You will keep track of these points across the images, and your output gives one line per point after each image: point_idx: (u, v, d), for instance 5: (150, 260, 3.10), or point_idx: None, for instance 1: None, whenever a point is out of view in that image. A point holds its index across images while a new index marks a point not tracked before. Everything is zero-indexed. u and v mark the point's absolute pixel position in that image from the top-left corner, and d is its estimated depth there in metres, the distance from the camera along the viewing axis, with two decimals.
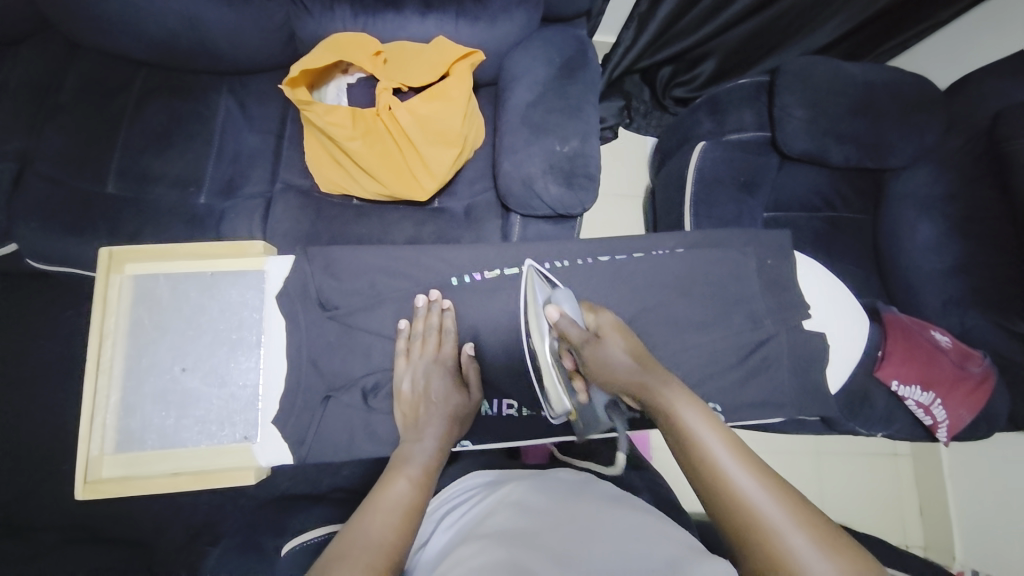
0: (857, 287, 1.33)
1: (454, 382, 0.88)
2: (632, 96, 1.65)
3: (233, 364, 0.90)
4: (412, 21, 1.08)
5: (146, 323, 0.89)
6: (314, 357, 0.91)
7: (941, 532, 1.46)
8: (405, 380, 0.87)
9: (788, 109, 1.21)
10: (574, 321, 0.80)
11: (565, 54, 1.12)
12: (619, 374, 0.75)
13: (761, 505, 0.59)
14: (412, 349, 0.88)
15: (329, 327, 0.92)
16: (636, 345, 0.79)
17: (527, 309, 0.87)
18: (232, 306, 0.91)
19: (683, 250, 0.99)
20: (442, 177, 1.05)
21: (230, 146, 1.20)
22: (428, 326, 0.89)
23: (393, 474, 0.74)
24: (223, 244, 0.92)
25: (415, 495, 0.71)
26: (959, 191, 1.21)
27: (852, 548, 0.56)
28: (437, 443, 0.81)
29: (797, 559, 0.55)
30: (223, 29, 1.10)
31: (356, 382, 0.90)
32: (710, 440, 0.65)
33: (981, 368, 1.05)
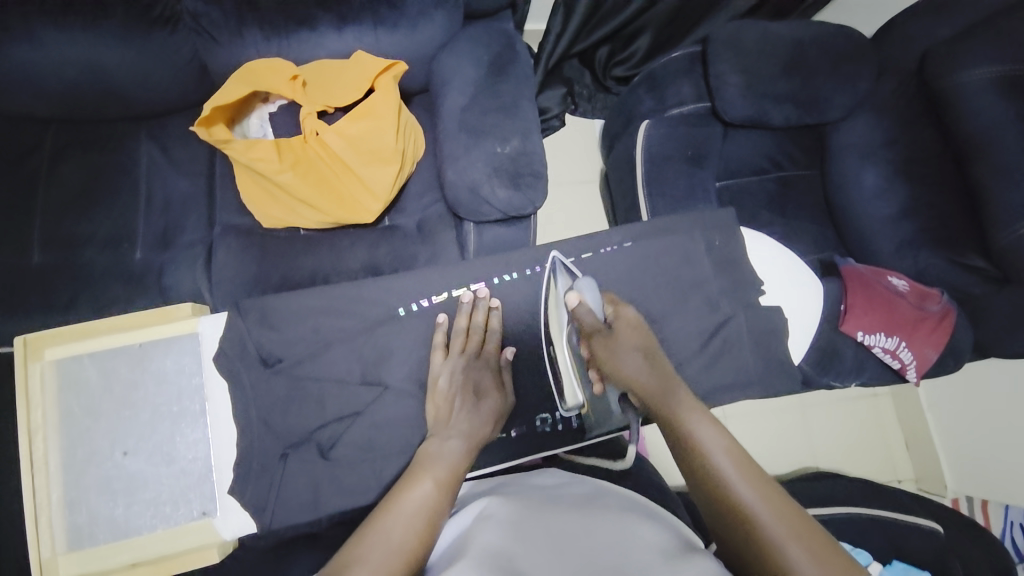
0: (816, 242, 1.35)
1: (495, 380, 0.86)
2: (573, 80, 1.60)
3: (178, 438, 0.87)
4: (329, 37, 1.04)
5: (77, 410, 0.86)
6: (264, 415, 0.87)
7: (929, 463, 1.52)
8: (442, 376, 0.83)
9: (723, 77, 1.21)
10: (592, 311, 0.82)
11: (493, 50, 1.09)
12: (632, 371, 0.77)
13: (762, 518, 0.60)
14: (452, 344, 0.86)
15: (278, 378, 0.88)
16: (647, 342, 0.81)
17: (547, 294, 0.93)
18: (168, 377, 0.88)
19: (631, 243, 0.98)
20: (386, 197, 1.01)
21: (159, 195, 1.13)
22: (475, 322, 0.88)
23: (419, 474, 0.71)
24: (149, 312, 0.90)
25: (439, 497, 0.67)
26: (897, 135, 1.24)
27: (855, 569, 0.55)
28: (467, 442, 0.76)
29: (789, 568, 0.55)
30: (130, 73, 1.03)
31: (312, 439, 0.87)
32: (718, 453, 0.66)
33: (941, 305, 1.08)
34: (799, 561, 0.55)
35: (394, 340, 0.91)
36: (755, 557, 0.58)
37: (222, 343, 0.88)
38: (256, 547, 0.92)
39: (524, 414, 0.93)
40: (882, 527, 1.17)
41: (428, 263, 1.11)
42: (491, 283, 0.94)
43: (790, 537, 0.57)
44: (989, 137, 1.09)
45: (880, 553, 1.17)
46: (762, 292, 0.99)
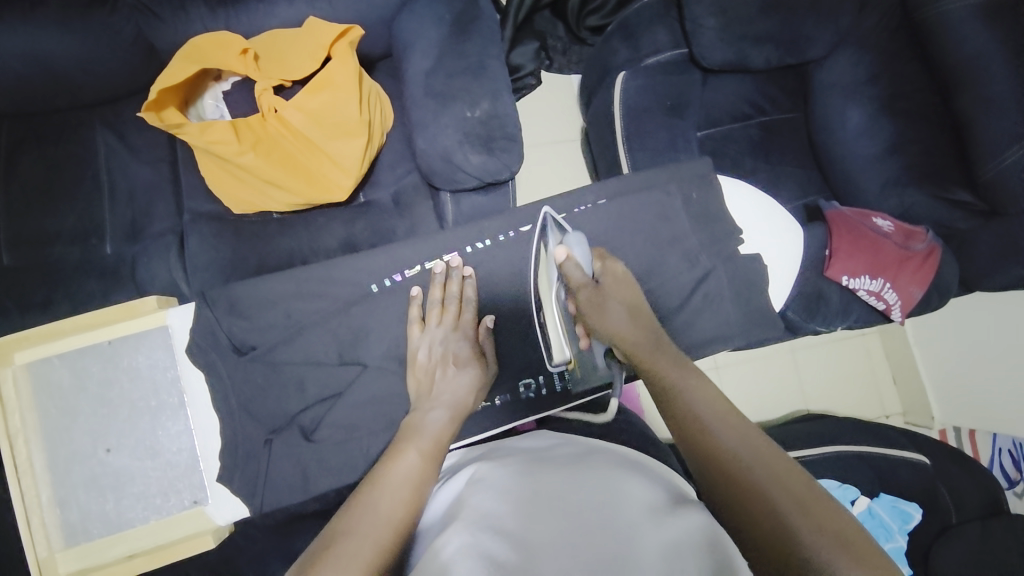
0: (802, 186, 1.33)
1: (471, 350, 0.86)
2: (546, 34, 1.54)
3: (160, 432, 0.88)
4: (280, 4, 0.98)
5: (54, 412, 0.87)
6: (246, 404, 0.87)
7: (917, 397, 1.55)
8: (420, 348, 0.85)
9: (699, 20, 1.16)
10: (581, 266, 0.82)
11: (455, 7, 1.03)
12: (617, 325, 0.82)
13: (747, 465, 0.61)
14: (429, 316, 0.87)
15: (255, 368, 0.88)
16: (634, 298, 0.85)
17: (540, 255, 0.91)
18: (141, 373, 0.89)
19: (605, 202, 0.96)
20: (357, 172, 0.97)
21: (122, 185, 1.07)
22: (450, 293, 0.88)
23: (403, 447, 0.72)
24: (112, 308, 0.89)
25: (424, 469, 0.69)
26: (881, 69, 1.19)
27: (836, 511, 0.56)
28: (450, 414, 0.78)
29: (770, 506, 0.57)
30: (72, 56, 0.97)
31: (294, 422, 0.87)
32: (702, 410, 0.69)
33: (925, 244, 1.07)
34: (780, 501, 0.57)
35: (379, 318, 0.90)
36: (736, 501, 0.59)
37: (191, 332, 0.88)
38: (264, 527, 0.94)
39: (510, 380, 0.93)
40: (868, 463, 1.23)
41: (408, 237, 1.08)
42: (464, 253, 0.93)
43: (771, 481, 0.59)
44: (980, 64, 1.07)
45: (867, 486, 1.22)
46: (740, 243, 0.98)
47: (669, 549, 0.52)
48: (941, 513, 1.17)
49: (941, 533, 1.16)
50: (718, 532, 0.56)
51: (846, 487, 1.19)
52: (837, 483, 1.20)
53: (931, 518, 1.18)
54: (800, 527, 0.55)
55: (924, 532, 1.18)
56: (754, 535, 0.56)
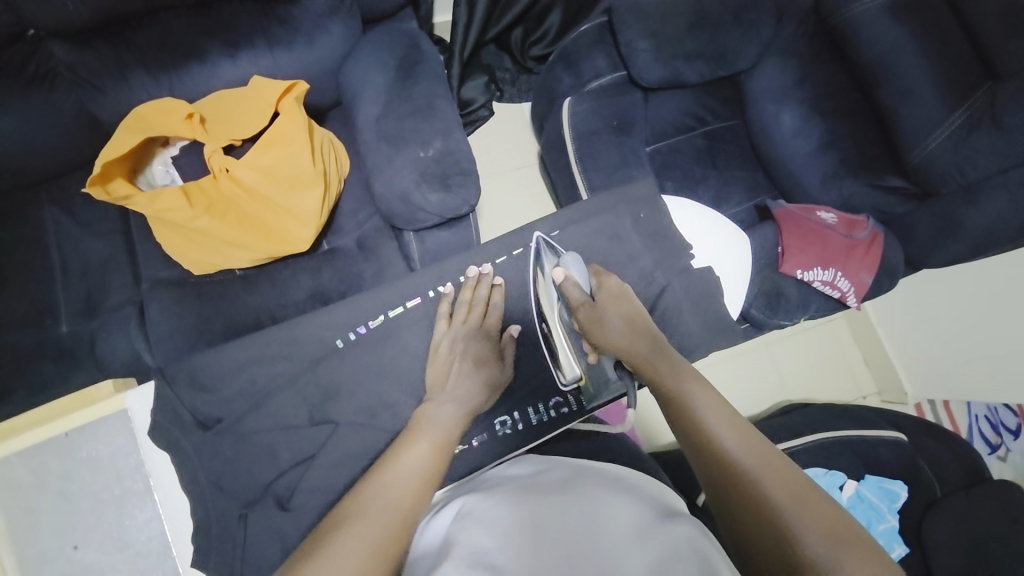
0: (750, 189, 1.39)
1: (490, 352, 0.87)
2: (493, 67, 1.59)
3: (129, 516, 0.93)
4: (224, 66, 0.99)
5: (24, 508, 0.92)
6: (215, 478, 0.85)
7: (888, 375, 1.62)
8: (443, 342, 0.86)
9: (632, 45, 1.22)
10: (578, 285, 0.87)
11: (398, 53, 1.06)
12: (616, 339, 0.82)
13: (756, 477, 0.61)
14: (456, 314, 0.89)
15: (223, 439, 0.86)
16: (631, 309, 0.85)
17: (537, 281, 0.94)
18: (106, 461, 0.94)
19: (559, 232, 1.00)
20: (317, 222, 0.98)
21: (75, 261, 1.04)
22: (478, 296, 0.90)
23: (415, 437, 0.74)
24: (65, 399, 0.91)
25: (435, 462, 0.71)
26: (806, 74, 1.27)
27: (832, 508, 0.58)
28: (464, 410, 0.79)
29: (771, 506, 0.58)
30: (10, 137, 0.95)
31: (268, 491, 0.84)
32: (702, 409, 0.69)
33: (868, 231, 1.14)
34: (791, 516, 0.57)
35: (352, 367, 0.89)
36: (748, 517, 0.59)
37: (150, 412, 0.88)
38: None
39: (485, 418, 0.92)
40: (850, 447, 1.26)
41: (376, 280, 1.08)
42: (427, 296, 0.94)
43: (783, 495, 0.59)
44: (888, 63, 1.16)
45: (851, 470, 1.24)
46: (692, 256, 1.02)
47: (655, 570, 0.53)
48: (926, 488, 1.22)
49: (929, 507, 1.19)
50: (704, 546, 0.58)
51: (834, 474, 1.21)
52: (824, 471, 1.22)
53: (918, 494, 1.22)
54: (812, 540, 0.55)
55: (913, 510, 1.21)
56: (766, 553, 0.56)
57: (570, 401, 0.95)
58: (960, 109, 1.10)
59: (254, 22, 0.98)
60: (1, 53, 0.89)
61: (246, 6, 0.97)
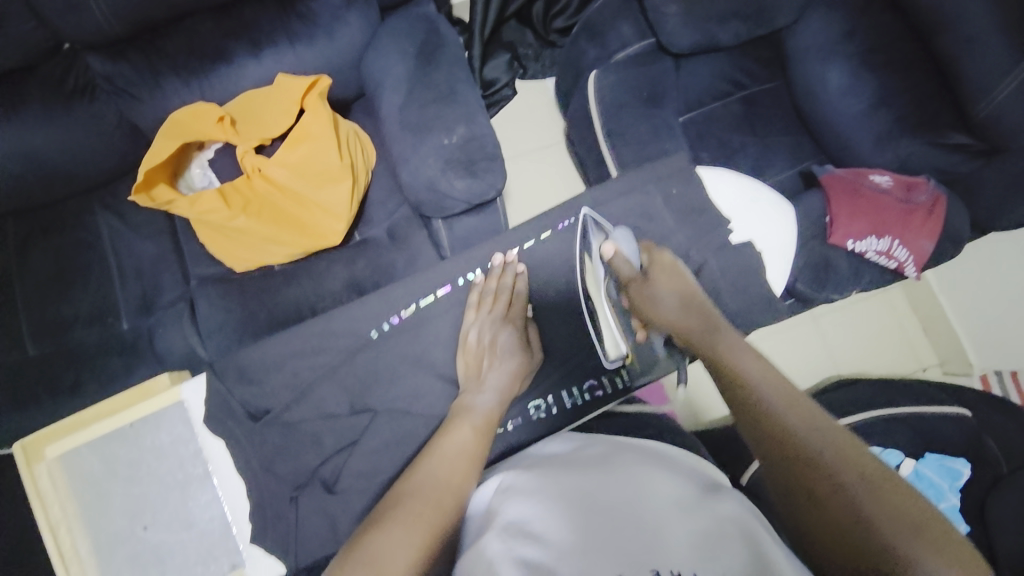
0: (793, 155, 1.30)
1: (518, 341, 0.86)
2: (515, 43, 1.56)
3: (194, 500, 1.00)
4: (249, 66, 1.01)
5: (105, 490, 1.01)
6: (266, 464, 0.89)
7: (952, 347, 1.50)
8: (471, 331, 0.87)
9: (660, 8, 1.15)
10: (628, 260, 0.86)
11: (418, 39, 1.05)
12: (669, 315, 0.80)
13: (810, 441, 0.59)
14: (483, 302, 0.89)
15: (270, 429, 0.90)
16: (684, 283, 0.83)
17: (584, 260, 0.92)
18: (167, 449, 1.01)
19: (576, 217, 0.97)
20: (348, 215, 1.00)
21: (129, 263, 1.10)
22: (503, 284, 0.90)
23: (456, 423, 0.77)
24: (131, 392, 1.01)
25: (476, 441, 0.74)
26: (854, 25, 1.16)
27: (895, 483, 0.55)
28: (499, 398, 0.81)
29: (828, 476, 0.57)
30: (63, 149, 1.01)
31: (315, 476, 0.88)
32: (754, 376, 0.67)
33: (928, 194, 1.05)
34: (850, 481, 0.56)
35: (388, 356, 0.92)
36: (800, 481, 0.58)
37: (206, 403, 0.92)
38: None
39: (519, 402, 0.92)
40: (910, 424, 1.19)
41: (408, 269, 1.10)
42: (457, 284, 0.94)
43: (855, 479, 0.56)
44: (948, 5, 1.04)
45: (911, 449, 1.19)
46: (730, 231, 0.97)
47: (701, 549, 0.53)
48: (990, 465, 1.13)
49: (993, 485, 1.11)
50: (751, 523, 0.57)
51: (889, 453, 1.17)
52: (879, 449, 1.17)
53: (982, 472, 1.14)
54: (889, 529, 0.52)
55: (977, 486, 1.13)
56: (836, 543, 0.54)
57: (605, 383, 0.93)
58: None
59: (276, 21, 1.00)
60: (39, 69, 0.97)
61: (266, 5, 0.99)
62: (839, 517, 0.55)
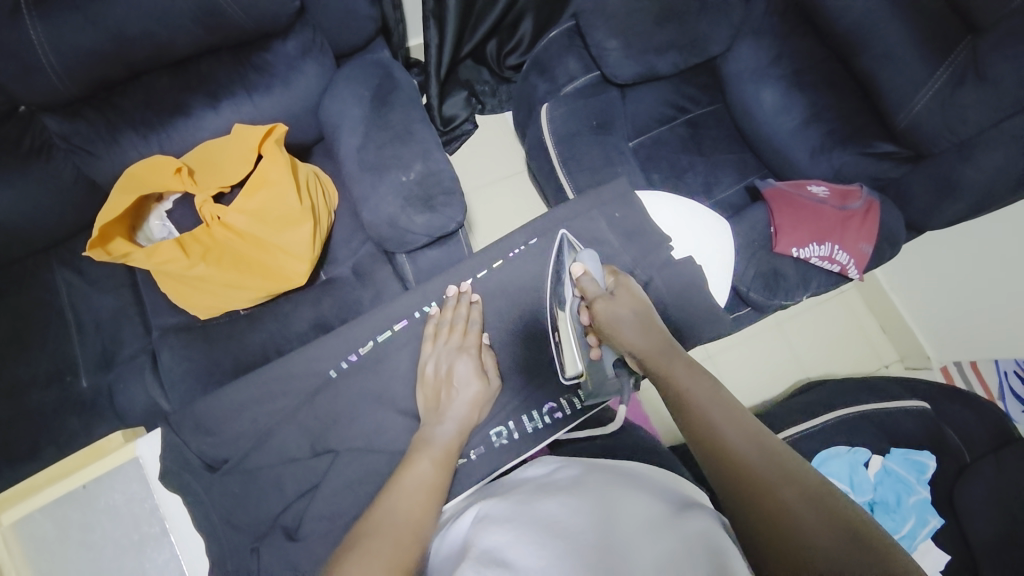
0: (739, 170, 1.38)
1: (476, 368, 0.86)
2: (472, 81, 1.64)
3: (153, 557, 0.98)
4: (207, 117, 1.03)
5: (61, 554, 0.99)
6: (233, 516, 0.87)
7: (908, 342, 1.58)
8: (429, 363, 0.88)
9: (601, 44, 1.23)
10: (594, 280, 0.88)
11: (373, 83, 1.09)
12: (632, 337, 0.80)
13: (760, 467, 0.60)
14: (439, 333, 0.90)
15: (231, 478, 0.88)
16: (644, 309, 0.85)
17: (556, 275, 0.97)
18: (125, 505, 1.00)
19: (536, 240, 1.00)
20: (311, 255, 1.01)
21: (88, 317, 1.08)
22: (458, 314, 0.91)
23: (415, 457, 0.77)
24: (82, 453, 0.99)
25: (438, 474, 0.75)
26: (780, 50, 1.25)
27: (844, 508, 0.55)
28: (458, 428, 0.81)
29: (775, 499, 0.57)
30: (15, 209, 1.00)
31: (280, 524, 0.86)
32: (705, 403, 0.69)
33: (862, 200, 1.12)
34: (797, 504, 0.55)
35: (355, 393, 0.91)
36: (749, 501, 0.58)
37: (165, 456, 0.90)
38: None
39: (488, 430, 0.92)
40: (871, 420, 1.23)
41: (375, 304, 1.11)
42: (414, 318, 0.95)
43: (803, 504, 0.55)
44: (862, 30, 1.13)
45: (876, 445, 1.22)
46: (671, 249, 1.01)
47: (667, 561, 0.53)
48: (953, 455, 1.17)
49: (960, 475, 1.15)
50: (715, 531, 0.58)
51: (856, 451, 1.18)
52: (845, 449, 1.19)
53: (947, 463, 1.18)
54: (819, 528, 0.53)
55: (943, 478, 1.17)
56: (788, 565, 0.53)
57: (563, 405, 0.95)
58: (942, 67, 1.07)
59: (233, 72, 1.02)
60: None
61: (222, 58, 1.02)
62: (784, 540, 0.54)
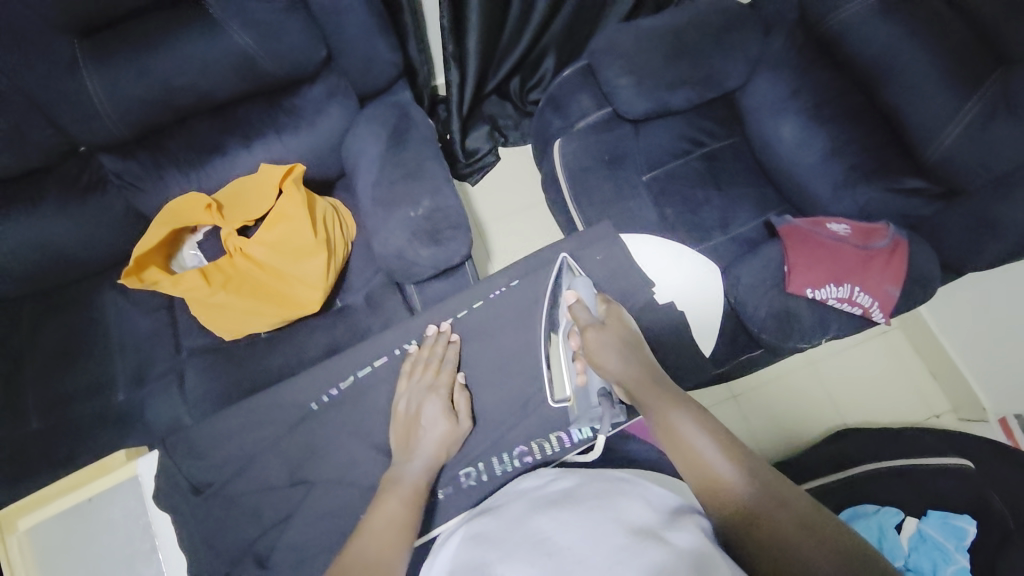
0: (760, 204, 1.33)
1: (443, 408, 0.89)
2: (496, 116, 1.71)
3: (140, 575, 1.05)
4: (241, 157, 1.13)
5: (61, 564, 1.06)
6: (239, 531, 0.92)
7: (961, 390, 1.44)
8: (401, 402, 0.91)
9: (613, 83, 1.26)
10: (586, 308, 0.91)
11: (390, 124, 1.16)
12: (619, 364, 0.84)
13: (755, 501, 0.65)
14: (413, 372, 0.93)
15: (224, 497, 0.93)
16: (631, 339, 0.88)
17: (552, 299, 0.99)
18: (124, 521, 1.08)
19: (517, 281, 1.02)
20: (324, 284, 1.07)
21: (129, 336, 1.19)
22: (433, 353, 0.94)
23: (386, 497, 0.81)
24: (87, 470, 1.07)
25: (406, 514, 0.78)
26: (800, 84, 1.22)
27: (830, 526, 0.62)
28: (428, 466, 0.85)
29: (771, 530, 0.62)
30: (75, 238, 1.13)
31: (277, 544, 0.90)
32: (700, 438, 0.72)
33: (889, 239, 1.06)
34: (790, 532, 0.62)
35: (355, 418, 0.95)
36: (747, 533, 0.63)
37: (179, 471, 0.96)
38: None
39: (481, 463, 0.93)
40: (904, 477, 1.13)
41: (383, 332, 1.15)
42: (394, 355, 0.98)
43: (797, 530, 0.62)
44: (884, 63, 1.10)
45: (909, 504, 1.12)
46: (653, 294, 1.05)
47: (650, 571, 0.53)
48: (996, 521, 1.04)
49: (1001, 544, 1.02)
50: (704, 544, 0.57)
51: (885, 511, 1.08)
52: (874, 508, 1.10)
53: (988, 528, 1.05)
54: (811, 551, 0.60)
55: (984, 546, 1.05)
56: None
57: (534, 448, 0.96)
58: (972, 100, 1.02)
59: (265, 116, 1.12)
60: (58, 169, 1.10)
61: (257, 104, 1.12)
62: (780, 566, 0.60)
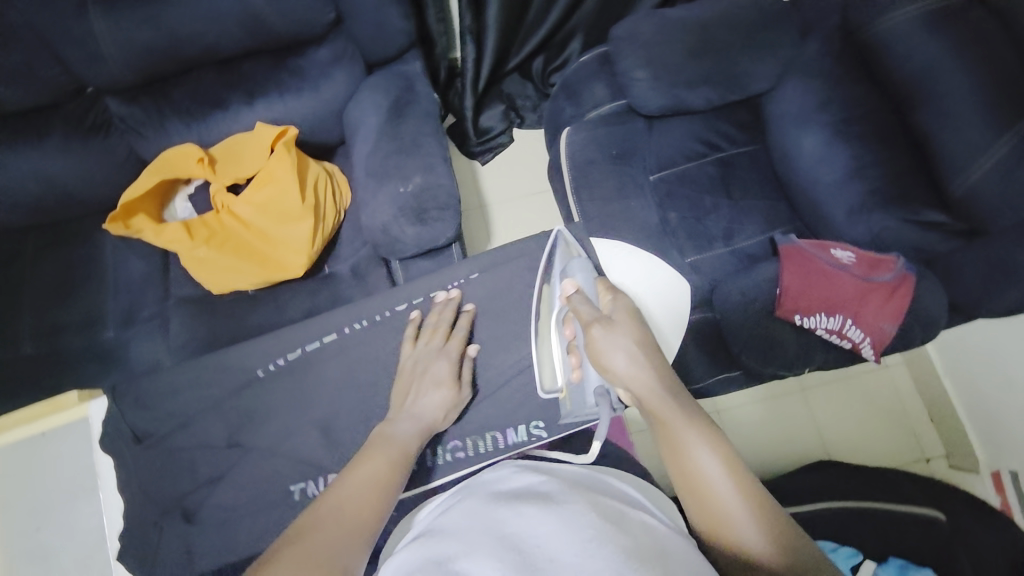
0: (770, 221, 1.24)
1: (450, 372, 0.90)
2: (515, 96, 1.65)
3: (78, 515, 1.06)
4: (242, 113, 1.13)
5: None
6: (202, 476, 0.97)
7: (957, 436, 1.38)
8: (406, 362, 0.93)
9: (629, 74, 1.19)
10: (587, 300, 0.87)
11: (393, 95, 1.13)
12: (623, 363, 0.75)
13: (752, 541, 0.56)
14: (420, 336, 0.96)
15: (192, 443, 0.97)
16: (642, 334, 0.79)
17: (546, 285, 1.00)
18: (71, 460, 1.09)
19: (477, 275, 1.06)
20: (308, 250, 1.07)
21: (122, 277, 1.22)
22: (441, 319, 0.97)
23: (374, 452, 0.75)
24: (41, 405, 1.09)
25: (390, 471, 0.72)
26: (829, 95, 1.14)
27: None
28: (419, 428, 0.83)
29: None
30: (77, 175, 1.15)
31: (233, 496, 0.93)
32: (705, 462, 0.63)
33: (894, 273, 0.99)
34: None
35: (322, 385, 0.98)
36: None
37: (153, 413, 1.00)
38: None
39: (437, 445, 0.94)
40: (868, 519, 1.11)
41: None
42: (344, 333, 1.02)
43: None
44: (923, 83, 1.03)
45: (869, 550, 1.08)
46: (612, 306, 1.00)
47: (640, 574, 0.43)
48: None
49: None
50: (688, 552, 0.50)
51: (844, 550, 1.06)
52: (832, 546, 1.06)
53: None
54: None
55: None
56: None
57: (467, 446, 0.97)
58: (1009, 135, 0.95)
59: (268, 73, 1.11)
60: (64, 107, 1.12)
61: (262, 60, 1.11)
62: None
